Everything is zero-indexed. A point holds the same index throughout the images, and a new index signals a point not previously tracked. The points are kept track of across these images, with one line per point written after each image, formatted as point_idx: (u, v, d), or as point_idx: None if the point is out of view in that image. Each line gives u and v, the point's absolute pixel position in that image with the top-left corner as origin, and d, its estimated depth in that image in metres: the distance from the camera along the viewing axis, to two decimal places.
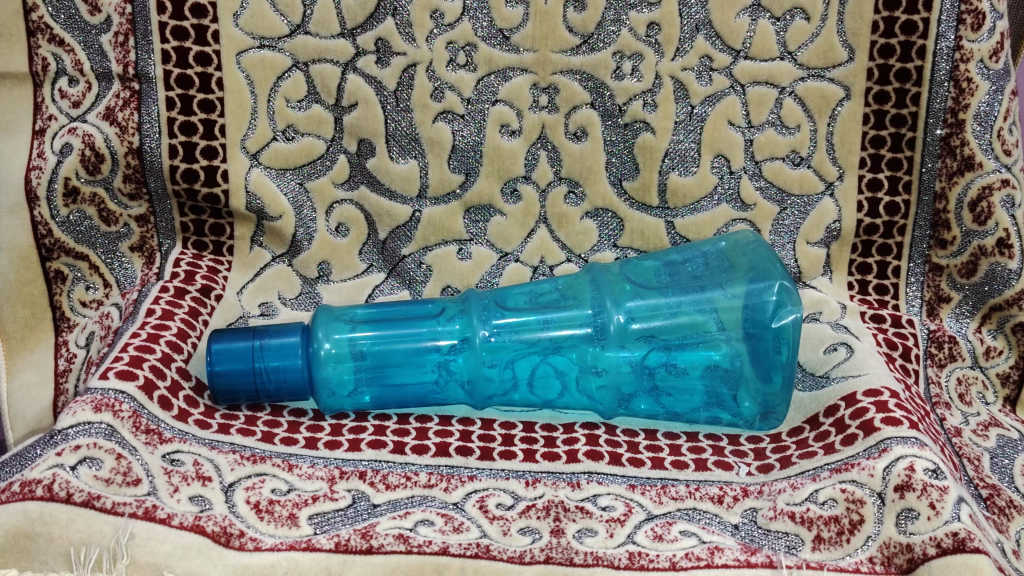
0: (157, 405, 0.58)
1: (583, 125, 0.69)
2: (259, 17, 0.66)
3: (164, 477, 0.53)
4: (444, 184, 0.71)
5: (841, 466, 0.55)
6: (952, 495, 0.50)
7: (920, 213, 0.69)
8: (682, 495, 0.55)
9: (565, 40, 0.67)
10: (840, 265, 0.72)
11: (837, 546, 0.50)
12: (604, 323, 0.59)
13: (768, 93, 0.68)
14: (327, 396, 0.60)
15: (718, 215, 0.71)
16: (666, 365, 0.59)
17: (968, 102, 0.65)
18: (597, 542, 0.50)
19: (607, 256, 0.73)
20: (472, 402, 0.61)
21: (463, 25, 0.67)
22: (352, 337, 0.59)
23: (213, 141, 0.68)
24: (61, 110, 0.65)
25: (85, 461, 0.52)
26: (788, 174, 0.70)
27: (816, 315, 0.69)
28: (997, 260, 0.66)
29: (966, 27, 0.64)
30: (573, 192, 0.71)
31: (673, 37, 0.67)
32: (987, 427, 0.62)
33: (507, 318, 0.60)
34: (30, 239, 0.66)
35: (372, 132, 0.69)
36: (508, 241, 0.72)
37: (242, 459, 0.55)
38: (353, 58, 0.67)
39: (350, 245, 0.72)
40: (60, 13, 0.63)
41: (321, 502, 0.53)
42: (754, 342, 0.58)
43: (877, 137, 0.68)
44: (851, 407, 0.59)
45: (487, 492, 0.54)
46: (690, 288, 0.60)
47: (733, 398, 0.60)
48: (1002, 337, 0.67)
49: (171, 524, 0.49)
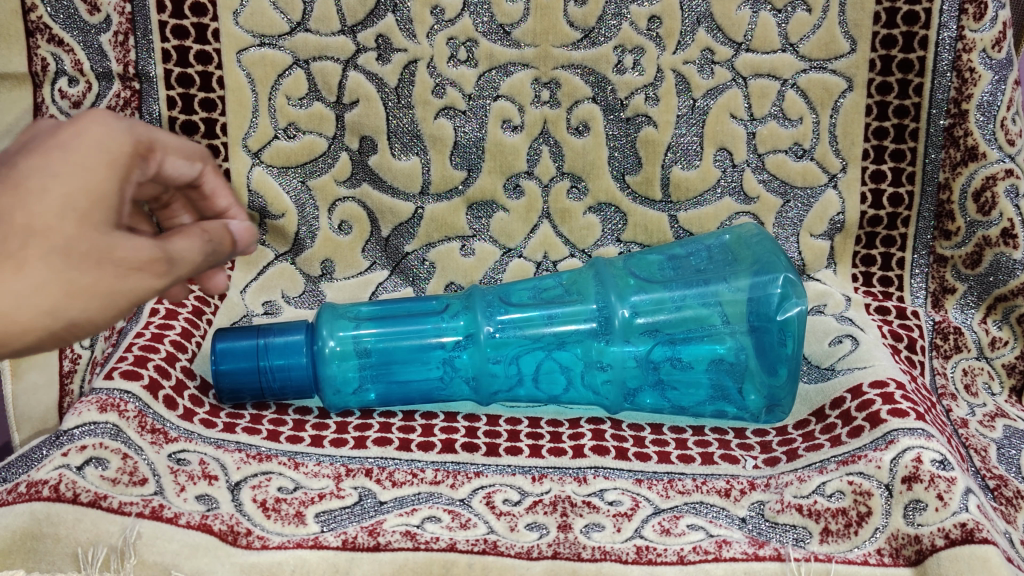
0: (163, 405, 0.58)
1: (585, 120, 0.69)
2: (259, 14, 0.66)
3: (170, 477, 0.53)
4: (446, 180, 0.70)
5: (847, 459, 0.55)
6: (961, 486, 0.50)
7: (924, 204, 0.68)
8: (689, 489, 0.55)
9: (565, 34, 0.67)
10: (843, 257, 0.72)
11: (845, 538, 0.50)
12: (608, 318, 0.58)
13: (770, 86, 0.68)
14: (333, 394, 0.59)
15: (722, 208, 0.71)
16: (671, 359, 0.59)
17: (971, 91, 0.65)
18: (604, 537, 0.50)
19: (610, 250, 0.72)
20: (477, 398, 0.61)
21: (464, 20, 0.66)
22: (356, 335, 0.59)
23: (214, 140, 0.68)
24: (62, 110, 0.65)
25: (91, 461, 0.52)
26: (791, 167, 0.70)
27: (819, 308, 0.69)
28: (1001, 250, 0.66)
29: (969, 17, 0.64)
30: (575, 187, 0.71)
31: (675, 31, 0.67)
32: (993, 417, 0.62)
33: (511, 314, 0.60)
34: None
35: (374, 128, 0.69)
36: (511, 237, 0.72)
37: (249, 458, 0.55)
38: (354, 55, 0.67)
39: (353, 243, 0.72)
40: (59, 13, 0.63)
41: (328, 499, 0.53)
42: (759, 335, 0.58)
43: (880, 128, 0.68)
44: (857, 399, 0.59)
45: (494, 488, 0.54)
46: (695, 280, 0.60)
47: (738, 391, 0.59)
48: (1008, 327, 0.67)
49: (179, 523, 0.49)
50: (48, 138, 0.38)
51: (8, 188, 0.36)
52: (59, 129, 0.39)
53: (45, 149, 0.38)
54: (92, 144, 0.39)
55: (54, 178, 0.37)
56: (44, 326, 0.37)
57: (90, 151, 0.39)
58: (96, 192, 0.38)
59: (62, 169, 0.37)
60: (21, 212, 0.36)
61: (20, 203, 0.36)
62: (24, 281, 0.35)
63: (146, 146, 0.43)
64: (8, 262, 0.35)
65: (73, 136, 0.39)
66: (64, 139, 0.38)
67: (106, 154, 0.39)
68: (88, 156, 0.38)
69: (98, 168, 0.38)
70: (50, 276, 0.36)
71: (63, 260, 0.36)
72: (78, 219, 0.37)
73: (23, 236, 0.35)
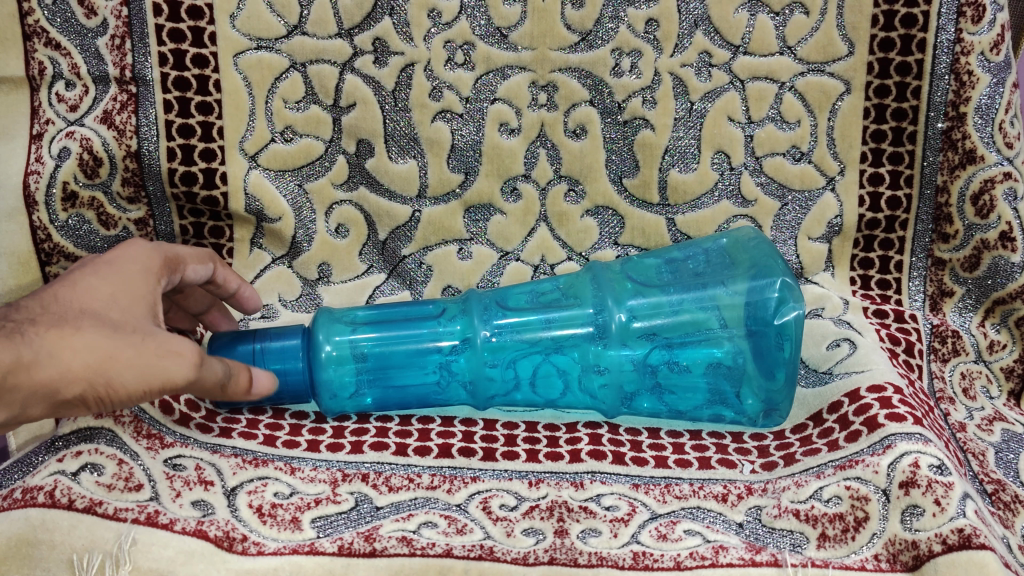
0: (158, 410, 0.59)
1: (583, 123, 0.69)
2: (256, 18, 0.65)
3: (165, 483, 0.53)
4: (444, 184, 0.70)
5: (846, 462, 0.55)
6: (958, 491, 0.50)
7: (922, 207, 0.68)
8: (686, 494, 0.55)
9: (563, 38, 0.67)
10: (841, 260, 0.72)
11: (842, 543, 0.50)
12: (606, 322, 0.58)
13: (768, 88, 0.68)
14: (329, 399, 0.59)
15: (719, 211, 0.71)
16: (668, 362, 0.58)
17: (969, 94, 0.65)
18: (601, 542, 0.50)
19: (608, 253, 0.72)
20: (474, 402, 0.61)
21: (462, 23, 0.66)
22: (352, 339, 0.59)
23: (211, 144, 0.68)
24: (59, 114, 0.65)
25: (87, 468, 0.53)
26: (790, 170, 0.70)
27: (817, 312, 0.69)
28: (999, 253, 0.66)
29: (967, 20, 0.64)
30: (573, 191, 0.71)
31: (673, 33, 0.67)
32: (991, 421, 0.62)
33: (508, 318, 0.60)
34: (29, 244, 0.66)
35: (371, 132, 0.69)
36: (509, 240, 0.72)
37: (245, 463, 0.55)
38: (351, 58, 0.67)
39: (350, 246, 0.72)
40: (56, 17, 0.63)
41: (324, 505, 0.53)
42: (756, 339, 0.58)
43: (878, 131, 0.68)
44: (854, 403, 0.59)
45: (490, 492, 0.54)
46: (693, 285, 0.60)
47: (736, 395, 0.59)
48: (1006, 330, 0.67)
49: (173, 529, 0.49)
50: (101, 260, 0.50)
51: (67, 284, 0.47)
52: (108, 251, 0.51)
53: (96, 263, 0.49)
54: (130, 258, 0.51)
55: (102, 278, 0.48)
56: (87, 379, 0.44)
57: (130, 262, 0.50)
58: (132, 290, 0.48)
59: (107, 274, 0.48)
60: (78, 298, 0.46)
61: (77, 292, 0.46)
62: (78, 340, 0.44)
63: (175, 262, 0.54)
64: (67, 326, 0.44)
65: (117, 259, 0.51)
66: (112, 257, 0.50)
67: (141, 264, 0.51)
68: (128, 269, 0.50)
69: (135, 277, 0.49)
70: (97, 339, 0.44)
71: (109, 328, 0.45)
72: (121, 307, 0.47)
73: (79, 311, 0.45)
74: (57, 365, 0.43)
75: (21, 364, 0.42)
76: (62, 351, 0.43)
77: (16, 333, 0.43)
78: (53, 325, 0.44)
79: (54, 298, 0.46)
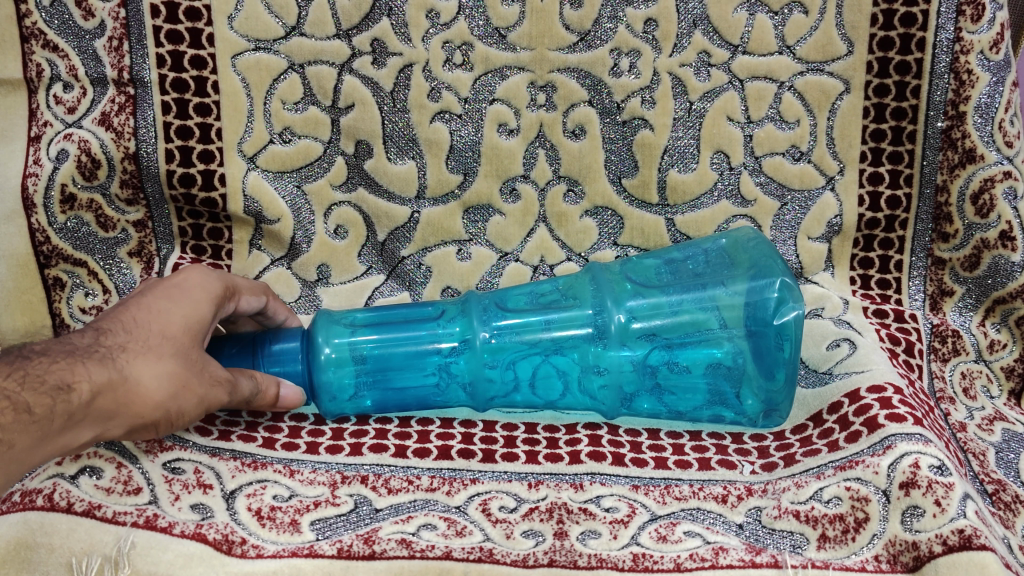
0: None
1: (582, 123, 0.69)
2: (254, 19, 0.65)
3: (164, 486, 0.53)
4: (443, 184, 0.70)
5: (846, 463, 0.54)
6: (958, 492, 0.50)
7: (922, 206, 0.68)
8: (686, 495, 0.54)
9: (562, 37, 0.66)
10: (841, 260, 0.71)
11: (842, 544, 0.50)
12: (605, 323, 0.58)
13: (767, 87, 0.68)
14: (328, 401, 0.59)
15: (718, 211, 0.71)
16: (668, 363, 0.58)
17: (968, 94, 0.65)
18: (600, 544, 0.50)
19: (607, 254, 0.72)
20: (473, 404, 0.60)
21: (460, 23, 0.66)
22: (352, 341, 0.58)
23: (209, 145, 0.68)
24: (57, 116, 0.65)
25: (86, 471, 0.53)
26: (789, 170, 0.70)
27: (818, 312, 0.69)
28: (1000, 253, 0.66)
29: (966, 19, 0.64)
30: (572, 191, 0.71)
31: (672, 33, 0.67)
32: (992, 421, 0.62)
33: (507, 319, 0.60)
34: (27, 247, 0.67)
35: (369, 133, 0.68)
36: (508, 241, 0.72)
37: (243, 466, 0.55)
38: (350, 58, 0.67)
39: (349, 247, 0.72)
40: (54, 19, 0.64)
41: (323, 507, 0.53)
42: (756, 339, 0.58)
43: (878, 130, 0.68)
44: (855, 403, 0.59)
45: (490, 494, 0.54)
46: (693, 285, 0.59)
47: (736, 396, 0.59)
48: (1006, 329, 0.67)
49: (173, 533, 0.49)
50: (170, 283, 0.52)
51: (146, 309, 0.48)
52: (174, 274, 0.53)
53: (167, 287, 0.51)
54: (197, 283, 0.52)
55: (176, 304, 0.50)
56: (164, 407, 0.47)
57: (197, 288, 0.52)
58: (201, 318, 0.50)
59: (180, 300, 0.50)
60: (156, 324, 0.48)
61: (154, 317, 0.48)
62: (159, 367, 0.46)
63: (232, 290, 0.56)
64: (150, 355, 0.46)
65: (183, 283, 0.52)
66: (180, 281, 0.52)
67: (208, 290, 0.52)
68: (195, 293, 0.51)
69: (203, 303, 0.51)
70: (175, 368, 0.47)
71: (184, 359, 0.47)
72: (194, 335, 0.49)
73: (160, 337, 0.47)
74: (141, 390, 0.46)
75: (112, 384, 0.45)
76: (146, 377, 0.46)
77: (109, 357, 0.45)
78: (140, 351, 0.46)
79: (133, 322, 0.48)
